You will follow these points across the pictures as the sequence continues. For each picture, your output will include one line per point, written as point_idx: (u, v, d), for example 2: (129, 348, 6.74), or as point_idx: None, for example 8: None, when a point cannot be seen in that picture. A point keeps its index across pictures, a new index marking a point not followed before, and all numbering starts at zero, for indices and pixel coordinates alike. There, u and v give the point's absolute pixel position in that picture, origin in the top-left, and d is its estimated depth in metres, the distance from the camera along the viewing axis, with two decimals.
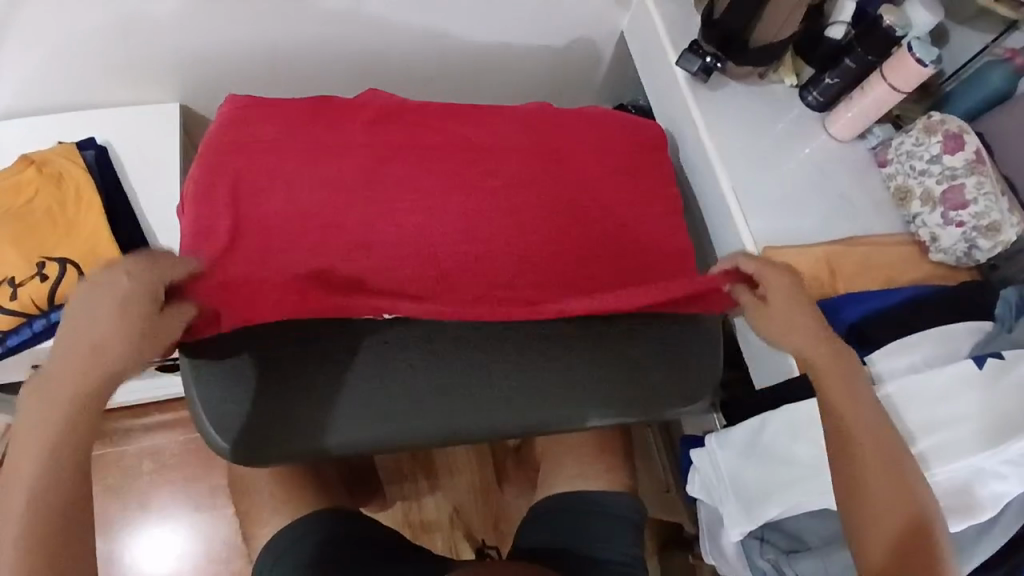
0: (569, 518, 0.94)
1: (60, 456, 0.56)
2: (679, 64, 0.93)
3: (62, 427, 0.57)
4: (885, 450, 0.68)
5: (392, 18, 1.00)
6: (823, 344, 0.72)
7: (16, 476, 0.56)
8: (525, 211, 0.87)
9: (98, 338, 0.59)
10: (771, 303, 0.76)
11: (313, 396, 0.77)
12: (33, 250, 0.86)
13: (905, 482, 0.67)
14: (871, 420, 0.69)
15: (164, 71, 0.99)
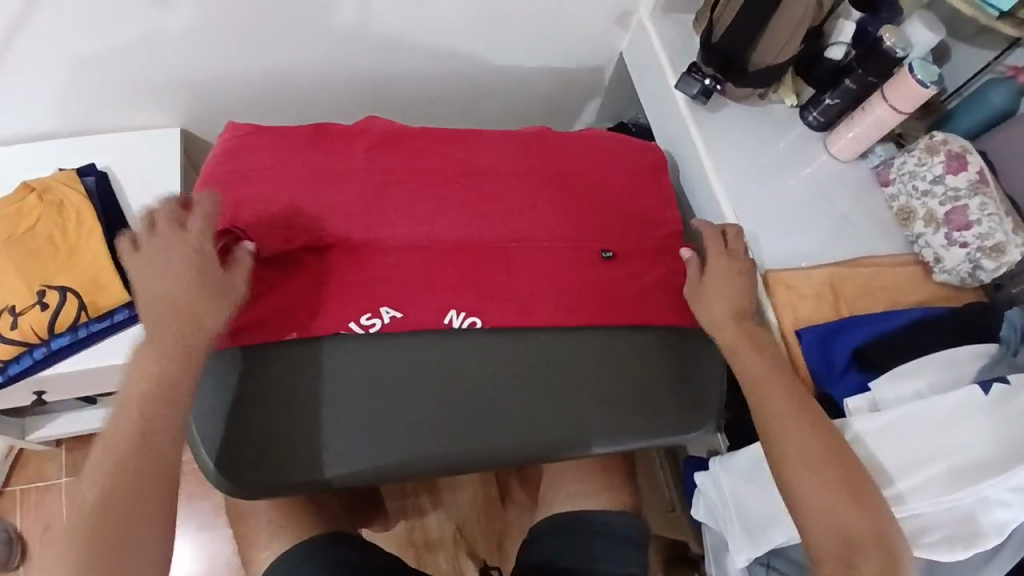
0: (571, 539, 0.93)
1: (162, 402, 0.65)
2: (679, 86, 0.93)
3: (156, 394, 0.65)
4: (829, 467, 0.68)
5: (391, 43, 1.00)
6: (745, 327, 0.79)
7: (108, 446, 0.62)
8: (524, 234, 0.87)
9: (173, 281, 0.69)
10: (712, 278, 0.82)
11: (307, 426, 0.76)
12: (34, 277, 0.85)
13: (851, 485, 0.68)
14: (805, 426, 0.71)
15: (167, 97, 1.00)
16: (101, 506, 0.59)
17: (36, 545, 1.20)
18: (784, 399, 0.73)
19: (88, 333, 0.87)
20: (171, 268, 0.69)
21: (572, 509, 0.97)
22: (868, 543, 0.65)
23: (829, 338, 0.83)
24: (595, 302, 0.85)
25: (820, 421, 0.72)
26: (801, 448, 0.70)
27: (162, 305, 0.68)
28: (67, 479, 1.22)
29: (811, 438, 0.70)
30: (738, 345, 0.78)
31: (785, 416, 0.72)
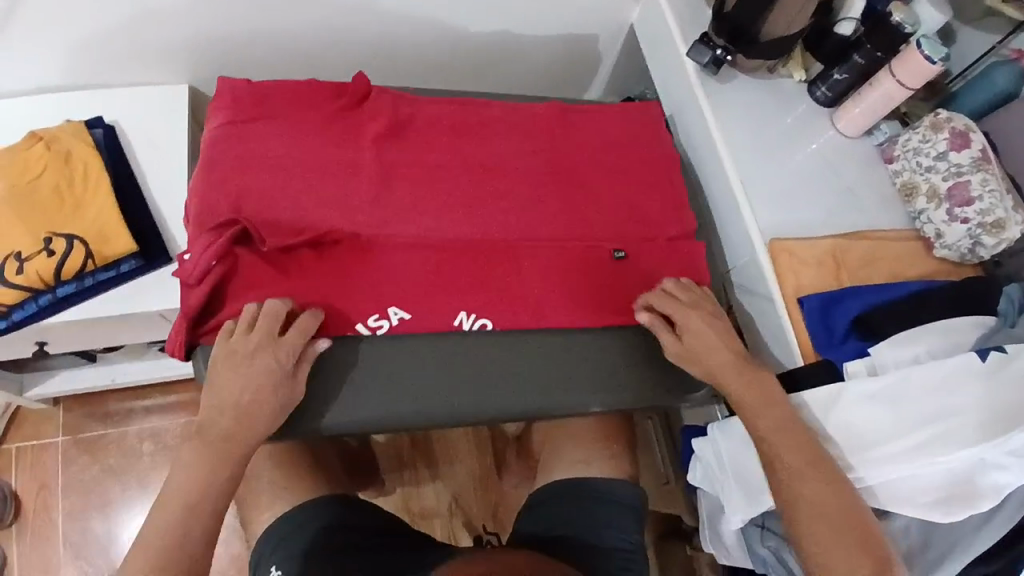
0: (571, 502, 0.95)
1: (215, 472, 0.67)
2: (690, 55, 0.93)
3: (213, 461, 0.67)
4: (839, 522, 0.68)
5: (401, 9, 0.99)
6: (749, 373, 0.75)
7: (166, 501, 0.66)
8: (541, 232, 0.83)
9: (255, 383, 0.69)
10: (693, 339, 0.77)
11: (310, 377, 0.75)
12: (41, 225, 0.84)
13: (863, 541, 0.67)
14: (813, 483, 0.69)
15: (177, 53, 0.99)
16: None
17: (32, 504, 1.20)
18: (792, 452, 0.71)
19: (94, 282, 0.85)
20: (254, 372, 0.69)
21: (573, 476, 0.98)
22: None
23: (830, 305, 0.83)
24: (613, 304, 0.82)
25: (835, 476, 0.70)
26: (813, 507, 0.68)
27: (237, 398, 0.68)
28: (65, 439, 1.22)
29: (828, 497, 0.69)
30: (745, 396, 0.74)
31: (799, 473, 0.70)
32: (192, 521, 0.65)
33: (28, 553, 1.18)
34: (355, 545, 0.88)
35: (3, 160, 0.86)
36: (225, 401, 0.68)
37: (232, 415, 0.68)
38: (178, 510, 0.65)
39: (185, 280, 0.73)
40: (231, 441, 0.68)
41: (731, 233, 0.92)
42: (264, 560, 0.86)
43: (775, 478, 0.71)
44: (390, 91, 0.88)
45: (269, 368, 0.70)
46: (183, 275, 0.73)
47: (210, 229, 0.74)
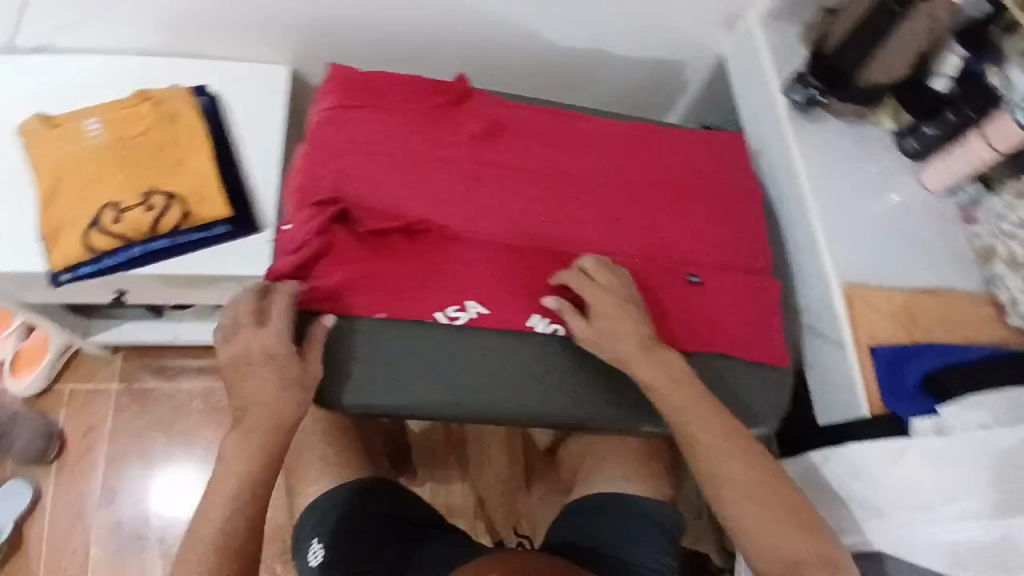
0: (607, 517, 0.96)
1: (255, 473, 0.72)
2: (784, 92, 0.94)
3: (253, 464, 0.72)
4: (765, 497, 0.73)
5: (502, 14, 1.01)
6: (655, 357, 0.76)
7: (214, 502, 0.71)
8: (619, 247, 0.84)
9: (277, 383, 0.72)
10: (603, 321, 0.77)
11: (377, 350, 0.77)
12: (141, 180, 0.89)
13: (788, 519, 0.72)
14: (736, 466, 0.74)
15: (284, 34, 1.02)
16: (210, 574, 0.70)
17: (77, 444, 1.25)
18: (712, 434, 0.75)
19: (185, 241, 0.88)
20: (273, 371, 0.72)
21: (613, 491, 0.98)
22: (807, 560, 0.71)
23: (897, 360, 0.84)
24: (682, 326, 0.82)
25: (751, 453, 0.75)
26: (733, 485, 0.74)
27: (266, 403, 0.72)
28: (118, 386, 1.27)
29: (748, 475, 0.74)
30: (656, 379, 0.76)
31: (715, 454, 0.75)
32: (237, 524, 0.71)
33: (68, 486, 1.24)
34: (386, 534, 0.92)
35: (113, 115, 0.91)
36: (256, 405, 0.72)
37: (266, 420, 0.72)
38: (227, 516, 0.71)
39: (285, 248, 0.78)
40: (269, 446, 0.72)
41: (806, 274, 0.92)
42: (305, 534, 0.92)
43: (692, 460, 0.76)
44: (488, 94, 0.91)
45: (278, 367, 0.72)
46: (284, 244, 0.78)
47: (313, 204, 0.78)
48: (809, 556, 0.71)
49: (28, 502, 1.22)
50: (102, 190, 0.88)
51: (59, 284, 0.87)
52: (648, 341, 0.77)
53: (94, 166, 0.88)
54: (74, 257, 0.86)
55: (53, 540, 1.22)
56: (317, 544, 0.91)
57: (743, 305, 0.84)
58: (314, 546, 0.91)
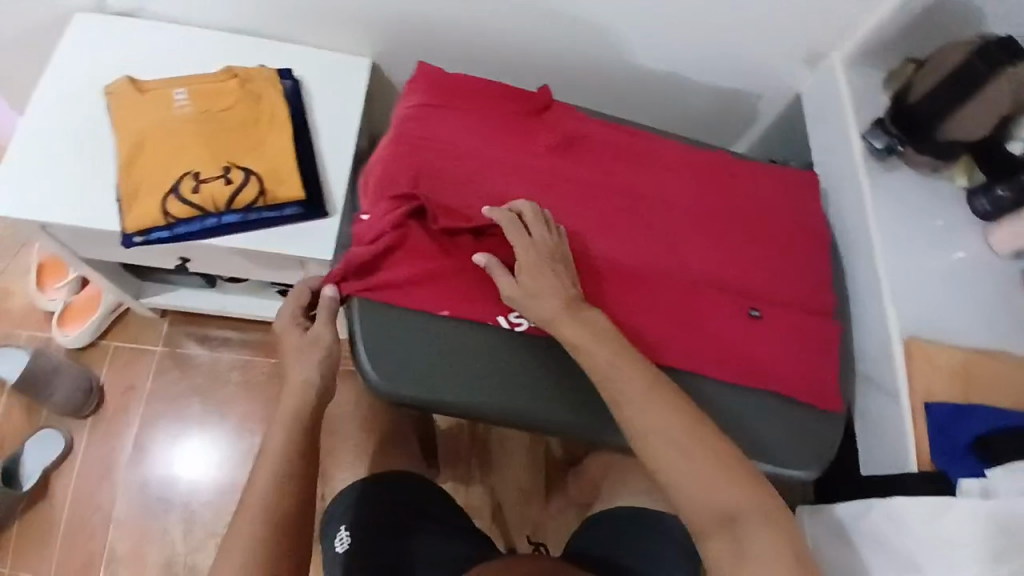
0: (629, 533, 0.96)
1: (290, 454, 0.74)
2: (864, 136, 0.94)
3: (288, 449, 0.74)
4: (695, 448, 0.70)
5: (587, 31, 1.02)
6: (582, 317, 0.75)
7: (255, 489, 0.72)
8: (683, 272, 0.84)
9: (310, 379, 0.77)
10: (530, 279, 0.76)
11: (424, 335, 0.79)
12: (223, 154, 0.91)
13: (718, 470, 0.69)
14: (660, 417, 0.71)
15: (369, 27, 1.04)
16: (257, 553, 0.69)
17: (115, 401, 1.29)
18: (636, 385, 0.73)
19: (257, 218, 0.91)
20: (307, 369, 0.77)
21: (634, 505, 1.00)
22: (745, 512, 0.68)
23: (951, 420, 0.83)
24: (739, 358, 0.82)
25: (679, 403, 0.73)
26: (664, 437, 0.70)
27: (300, 396, 0.76)
28: (162, 349, 1.32)
29: (670, 425, 0.71)
30: (579, 338, 0.74)
31: (639, 409, 0.72)
32: (282, 518, 0.71)
33: (100, 442, 1.27)
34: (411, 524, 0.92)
35: (200, 87, 0.94)
36: (291, 399, 0.76)
37: (300, 411, 0.76)
38: (268, 509, 0.71)
39: (360, 238, 0.80)
40: (303, 437, 0.75)
41: (866, 321, 0.93)
42: (335, 520, 0.91)
43: (620, 414, 0.72)
44: (569, 107, 0.92)
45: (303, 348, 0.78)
46: (359, 233, 0.80)
47: (391, 198, 0.79)
48: (746, 505, 0.68)
49: (60, 452, 1.25)
50: (184, 159, 0.90)
51: (130, 245, 0.89)
52: (572, 300, 0.75)
53: (178, 134, 0.91)
54: (149, 220, 0.88)
55: (80, 494, 1.24)
56: (344, 531, 0.89)
57: (803, 344, 0.84)
58: (341, 533, 0.89)
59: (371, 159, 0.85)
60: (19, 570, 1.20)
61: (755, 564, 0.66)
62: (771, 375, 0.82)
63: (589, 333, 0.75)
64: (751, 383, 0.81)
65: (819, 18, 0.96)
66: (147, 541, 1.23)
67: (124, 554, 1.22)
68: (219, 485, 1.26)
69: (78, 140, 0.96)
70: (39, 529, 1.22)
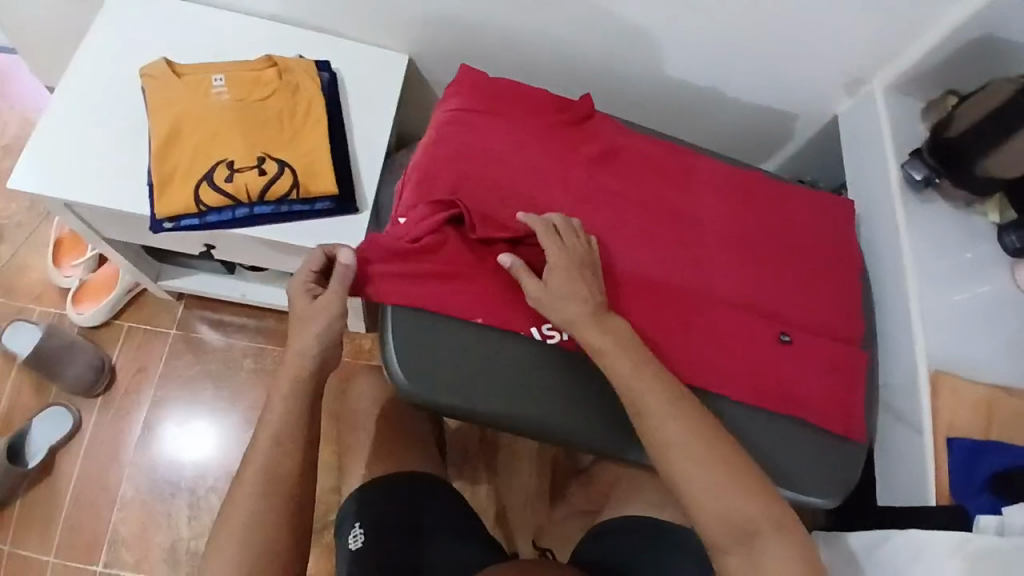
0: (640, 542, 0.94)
1: (282, 442, 0.74)
2: (903, 166, 0.93)
3: (280, 436, 0.74)
4: (714, 461, 0.71)
5: (629, 43, 1.01)
6: (607, 324, 0.75)
7: (246, 475, 0.73)
8: (715, 291, 0.85)
9: (310, 349, 0.76)
10: (556, 281, 0.75)
11: (456, 344, 0.79)
12: (258, 144, 0.91)
13: (736, 485, 0.70)
14: (679, 429, 0.72)
15: (409, 24, 1.03)
16: (251, 542, 0.70)
17: (126, 381, 1.28)
18: (657, 396, 0.73)
19: (288, 210, 0.91)
20: (311, 337, 0.76)
21: (643, 514, 0.98)
22: (760, 524, 0.69)
23: (974, 456, 0.82)
24: (766, 382, 0.82)
25: (697, 416, 0.73)
26: (682, 450, 0.71)
27: (290, 382, 0.76)
28: (176, 333, 1.31)
29: (689, 437, 0.71)
30: (603, 343, 0.74)
31: (658, 418, 0.72)
32: (275, 511, 0.72)
33: (108, 423, 1.26)
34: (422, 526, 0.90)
35: (238, 75, 0.94)
36: (285, 383, 0.76)
37: (292, 398, 0.75)
38: (262, 497, 0.71)
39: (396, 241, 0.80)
40: (301, 424, 0.75)
41: (895, 352, 0.92)
42: (349, 517, 0.91)
43: (640, 425, 0.73)
44: (609, 118, 0.92)
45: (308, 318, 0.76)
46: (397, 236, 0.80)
47: (430, 203, 0.80)
48: (761, 519, 0.69)
49: (68, 430, 1.24)
50: (220, 146, 0.90)
51: (160, 230, 0.89)
52: (599, 306, 0.76)
53: (216, 121, 0.91)
54: (182, 207, 0.88)
55: (85, 473, 1.24)
56: (358, 528, 0.89)
57: (833, 371, 0.84)
58: (355, 530, 0.89)
59: (410, 161, 0.85)
60: (20, 547, 1.19)
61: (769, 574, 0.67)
62: (797, 400, 0.82)
63: (613, 341, 0.75)
64: (781, 409, 0.82)
65: (864, 45, 0.95)
66: (151, 524, 1.22)
67: (127, 536, 1.21)
68: (225, 472, 1.25)
69: (110, 120, 0.95)
70: (43, 506, 1.21)
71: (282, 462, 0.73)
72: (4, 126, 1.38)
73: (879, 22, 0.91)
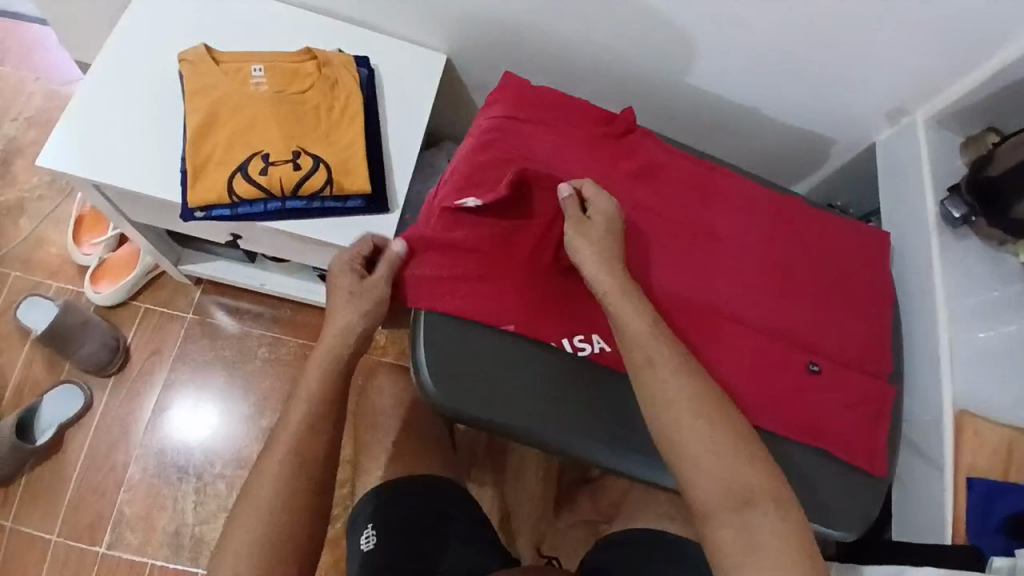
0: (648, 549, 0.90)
1: (304, 435, 0.73)
2: (943, 203, 0.93)
3: (304, 429, 0.73)
4: (710, 421, 0.70)
5: (670, 58, 1.00)
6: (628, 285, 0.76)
7: (264, 466, 0.72)
8: (746, 314, 0.85)
9: (349, 327, 0.77)
10: (595, 223, 0.78)
11: (486, 341, 0.79)
12: (294, 137, 0.90)
13: (729, 451, 0.68)
14: (676, 387, 0.71)
15: (449, 24, 1.02)
16: (264, 533, 0.69)
17: (139, 363, 1.28)
18: (665, 348, 0.73)
19: (321, 206, 0.90)
20: (356, 315, 0.77)
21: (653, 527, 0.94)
22: (761, 495, 0.66)
23: (990, 498, 0.81)
24: (792, 408, 0.82)
25: (698, 375, 0.72)
26: (691, 405, 0.70)
27: (321, 370, 0.76)
28: (191, 317, 1.31)
29: (686, 397, 0.70)
30: (628, 301, 0.75)
31: (656, 375, 0.72)
32: (289, 504, 0.70)
33: (119, 403, 1.26)
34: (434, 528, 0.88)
35: (278, 65, 0.93)
36: (316, 368, 0.76)
37: (320, 390, 0.75)
38: (278, 490, 0.70)
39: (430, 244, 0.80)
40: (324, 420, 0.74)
41: (920, 388, 0.92)
42: (363, 519, 0.89)
43: (636, 381, 0.72)
44: (650, 133, 0.91)
45: (354, 295, 0.78)
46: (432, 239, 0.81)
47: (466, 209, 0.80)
48: (755, 486, 0.67)
49: (78, 409, 1.24)
50: (255, 137, 0.89)
51: (190, 219, 0.89)
52: (624, 292, 0.75)
53: (252, 111, 0.90)
54: (214, 198, 0.87)
55: (93, 453, 1.23)
56: (370, 531, 0.87)
57: (860, 405, 0.84)
58: (367, 531, 0.87)
59: (449, 165, 0.85)
60: (24, 523, 1.19)
61: (764, 552, 0.64)
62: (822, 430, 0.82)
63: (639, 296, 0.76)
64: (806, 437, 0.82)
65: (910, 76, 0.94)
66: (156, 507, 1.22)
67: (131, 518, 1.21)
68: (233, 460, 1.25)
69: (144, 103, 0.94)
70: (49, 483, 1.21)
71: (304, 458, 0.72)
72: (30, 98, 1.37)
73: (927, 55, 0.90)
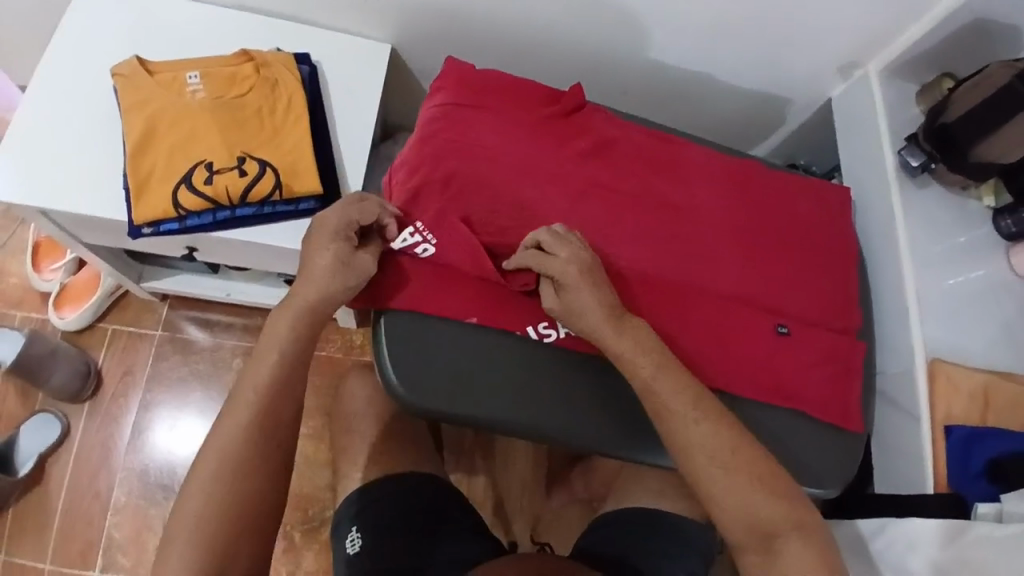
0: (627, 530, 0.89)
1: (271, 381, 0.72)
2: (900, 152, 0.92)
3: (273, 373, 0.72)
4: (736, 461, 0.72)
5: (618, 30, 0.98)
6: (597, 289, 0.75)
7: (232, 405, 0.72)
8: (711, 280, 0.84)
9: (328, 288, 0.73)
10: (567, 296, 0.74)
11: (458, 337, 0.78)
12: (236, 143, 0.88)
13: (755, 488, 0.71)
14: (699, 430, 0.72)
15: (389, 13, 0.99)
16: (222, 476, 0.69)
17: (112, 386, 1.26)
18: (674, 389, 0.74)
19: (272, 212, 0.88)
20: (332, 282, 0.74)
21: (645, 505, 0.92)
22: (785, 527, 0.70)
23: (971, 443, 0.82)
24: (764, 370, 0.82)
25: (719, 414, 0.74)
26: (709, 446, 0.72)
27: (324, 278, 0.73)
28: (161, 334, 1.29)
29: (711, 438, 0.72)
30: (624, 349, 0.74)
31: (677, 424, 0.73)
32: (251, 453, 0.70)
33: (97, 428, 1.24)
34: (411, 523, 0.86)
35: (214, 70, 0.91)
36: (309, 289, 0.74)
37: (304, 318, 0.74)
38: (241, 437, 0.70)
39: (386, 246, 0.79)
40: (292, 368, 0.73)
41: (890, 341, 0.92)
42: (343, 526, 0.87)
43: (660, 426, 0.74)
44: (600, 108, 0.90)
45: (338, 260, 0.74)
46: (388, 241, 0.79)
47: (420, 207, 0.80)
48: (782, 518, 0.70)
49: (56, 437, 1.22)
50: (197, 146, 0.87)
51: (138, 237, 0.87)
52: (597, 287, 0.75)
53: (191, 120, 0.88)
54: (160, 213, 0.85)
55: (75, 481, 1.22)
56: (356, 532, 0.85)
57: (832, 362, 0.84)
58: (351, 534, 0.85)
59: (399, 160, 0.84)
60: (15, 556, 1.18)
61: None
62: (797, 390, 0.82)
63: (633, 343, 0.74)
64: (779, 399, 0.81)
65: (859, 29, 0.92)
66: (145, 529, 1.21)
67: (121, 541, 1.20)
68: None
69: (80, 121, 0.91)
70: (36, 515, 1.20)
71: (271, 407, 0.72)
72: None
73: (874, 8, 0.88)
